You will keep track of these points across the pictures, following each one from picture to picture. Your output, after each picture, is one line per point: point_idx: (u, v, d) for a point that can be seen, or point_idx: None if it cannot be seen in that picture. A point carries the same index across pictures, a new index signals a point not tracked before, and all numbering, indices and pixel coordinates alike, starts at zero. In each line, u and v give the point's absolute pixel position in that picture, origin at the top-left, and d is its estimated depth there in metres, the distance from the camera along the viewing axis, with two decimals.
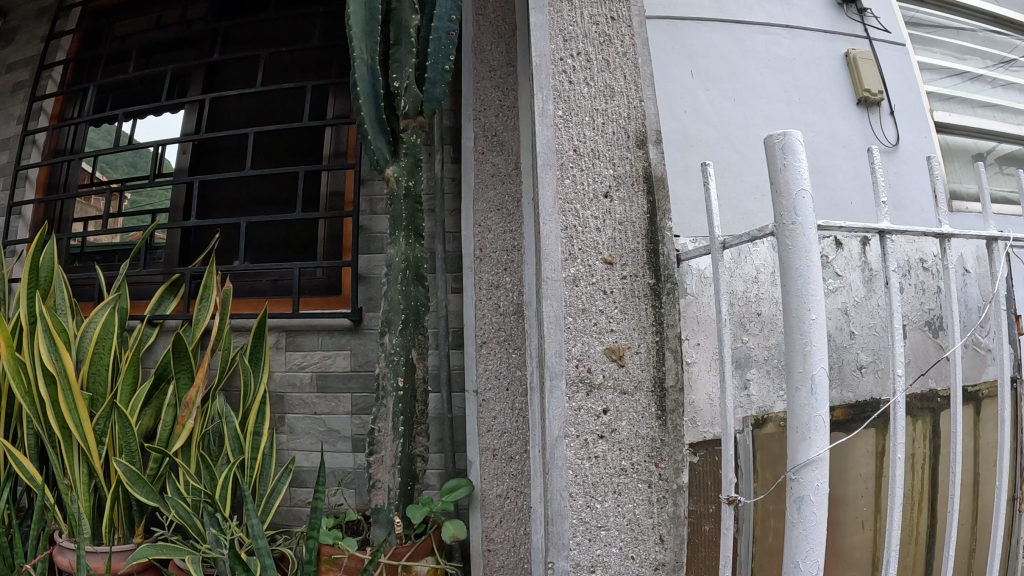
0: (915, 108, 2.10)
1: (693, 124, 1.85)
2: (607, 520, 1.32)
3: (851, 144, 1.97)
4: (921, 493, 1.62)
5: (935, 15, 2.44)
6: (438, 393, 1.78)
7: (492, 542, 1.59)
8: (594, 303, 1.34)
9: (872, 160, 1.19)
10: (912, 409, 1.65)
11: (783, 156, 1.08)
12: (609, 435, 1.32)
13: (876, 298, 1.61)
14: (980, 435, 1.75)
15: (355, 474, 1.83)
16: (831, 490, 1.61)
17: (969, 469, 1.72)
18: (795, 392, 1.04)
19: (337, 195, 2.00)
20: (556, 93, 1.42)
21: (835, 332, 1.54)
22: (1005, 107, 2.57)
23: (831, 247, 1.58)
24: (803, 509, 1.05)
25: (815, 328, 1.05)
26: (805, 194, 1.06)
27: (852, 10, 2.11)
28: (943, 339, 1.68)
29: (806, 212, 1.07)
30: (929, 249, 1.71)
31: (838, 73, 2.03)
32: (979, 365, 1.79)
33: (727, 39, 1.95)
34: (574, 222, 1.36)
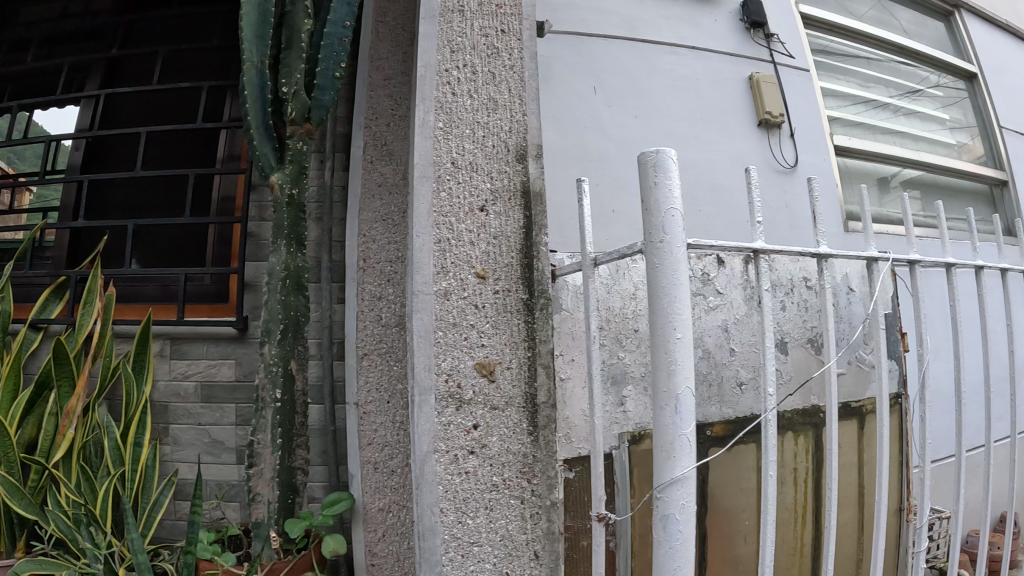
0: (815, 130, 2.10)
1: (592, 139, 1.83)
2: (479, 537, 1.33)
3: (751, 164, 1.96)
4: (797, 505, 1.57)
5: (845, 44, 2.47)
6: (317, 404, 1.73)
7: (375, 557, 1.57)
8: (464, 318, 1.33)
9: (749, 178, 1.12)
10: (794, 423, 1.61)
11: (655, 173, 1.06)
12: (479, 451, 1.33)
13: (779, 315, 1.55)
14: (863, 451, 1.73)
15: (238, 487, 1.79)
16: (715, 503, 1.61)
17: (853, 482, 1.69)
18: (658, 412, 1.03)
19: (227, 200, 1.92)
20: (438, 105, 1.41)
21: (719, 352, 1.50)
22: (907, 136, 2.62)
23: (712, 265, 1.51)
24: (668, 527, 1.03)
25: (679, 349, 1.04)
26: (675, 213, 1.04)
27: (759, 34, 2.10)
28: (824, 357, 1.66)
29: (675, 232, 1.05)
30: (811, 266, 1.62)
31: (741, 94, 2.03)
32: (862, 381, 1.78)
33: (633, 57, 1.94)
34: (448, 235, 1.35)
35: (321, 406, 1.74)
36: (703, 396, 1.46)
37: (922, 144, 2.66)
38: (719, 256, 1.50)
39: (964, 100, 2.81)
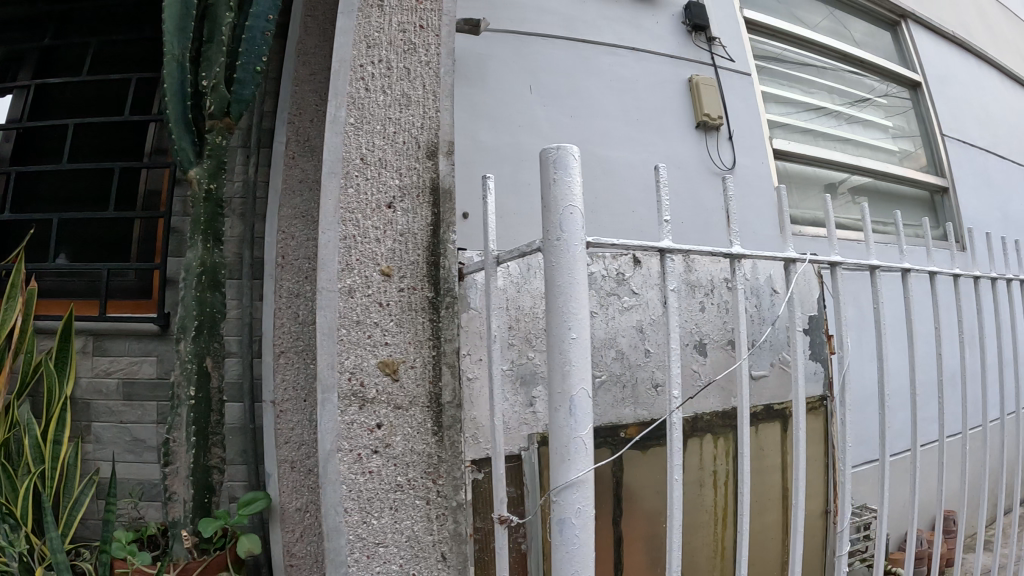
0: (754, 132, 2.11)
1: (525, 138, 1.80)
2: (384, 537, 1.31)
3: (686, 166, 1.96)
4: (716, 509, 1.54)
5: (783, 49, 2.55)
6: (235, 402, 1.71)
7: (292, 558, 1.56)
8: (368, 316, 1.31)
9: (656, 179, 1.01)
10: (714, 426, 1.55)
11: (556, 172, 1.04)
12: (383, 450, 1.32)
13: (698, 316, 1.51)
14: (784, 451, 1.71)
15: (154, 486, 1.78)
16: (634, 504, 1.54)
17: (777, 483, 1.67)
18: (554, 413, 1.02)
19: (152, 194, 1.94)
20: (349, 101, 1.37)
21: (635, 352, 1.47)
22: (850, 141, 2.78)
23: (629, 264, 1.47)
24: (565, 526, 1.03)
25: (575, 347, 1.03)
26: (574, 211, 1.03)
27: (700, 38, 2.10)
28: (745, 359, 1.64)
29: (573, 231, 1.04)
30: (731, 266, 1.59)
31: (680, 96, 2.02)
32: (785, 383, 1.71)
33: (571, 57, 1.90)
34: (354, 232, 1.32)
35: (239, 405, 1.73)
36: (619, 400, 1.45)
37: (863, 149, 2.83)
38: (634, 256, 1.45)
39: (906, 107, 3.01)
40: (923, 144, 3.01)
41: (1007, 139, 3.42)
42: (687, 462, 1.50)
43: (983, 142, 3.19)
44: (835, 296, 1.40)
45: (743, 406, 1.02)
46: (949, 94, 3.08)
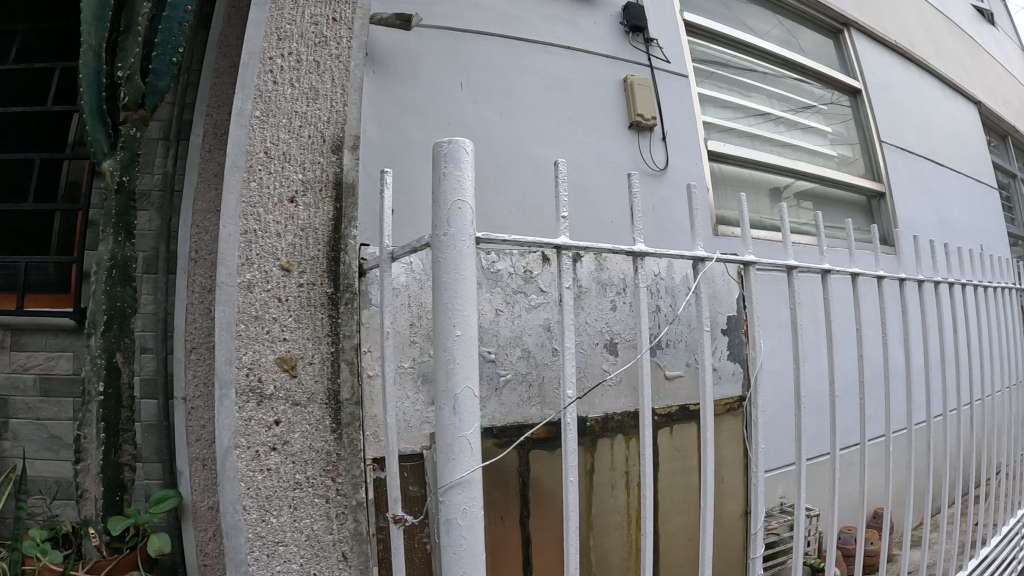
0: (687, 135, 2.13)
1: (454, 136, 1.75)
2: (284, 536, 1.26)
3: (618, 166, 1.96)
4: (628, 511, 1.55)
5: (725, 52, 2.54)
6: (148, 400, 1.68)
7: (206, 556, 1.45)
8: (267, 311, 1.28)
9: (555, 175, 1.00)
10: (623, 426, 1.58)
11: (449, 167, 1.01)
12: (281, 448, 1.27)
13: (609, 315, 1.54)
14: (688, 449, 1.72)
15: (64, 483, 1.77)
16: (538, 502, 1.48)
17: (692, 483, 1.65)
18: (437, 412, 0.97)
19: (73, 185, 1.99)
20: (258, 93, 1.34)
21: (540, 350, 1.49)
22: (790, 146, 2.77)
23: (536, 263, 1.48)
24: (451, 519, 0.98)
25: (460, 347, 0.98)
26: (462, 206, 0.99)
27: (638, 39, 2.10)
28: (661, 359, 1.61)
29: (461, 226, 1.00)
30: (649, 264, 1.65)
31: (613, 95, 2.01)
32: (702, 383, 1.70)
33: (505, 54, 1.87)
34: (255, 226, 1.29)
35: (150, 402, 1.70)
36: (524, 398, 1.48)
37: (801, 154, 2.81)
38: (543, 254, 1.47)
39: (847, 115, 3.02)
40: (861, 152, 3.01)
41: (942, 147, 3.49)
42: (600, 462, 1.53)
43: (919, 150, 3.25)
44: (746, 300, 1.35)
45: (645, 403, 1.08)
46: (888, 102, 3.14)
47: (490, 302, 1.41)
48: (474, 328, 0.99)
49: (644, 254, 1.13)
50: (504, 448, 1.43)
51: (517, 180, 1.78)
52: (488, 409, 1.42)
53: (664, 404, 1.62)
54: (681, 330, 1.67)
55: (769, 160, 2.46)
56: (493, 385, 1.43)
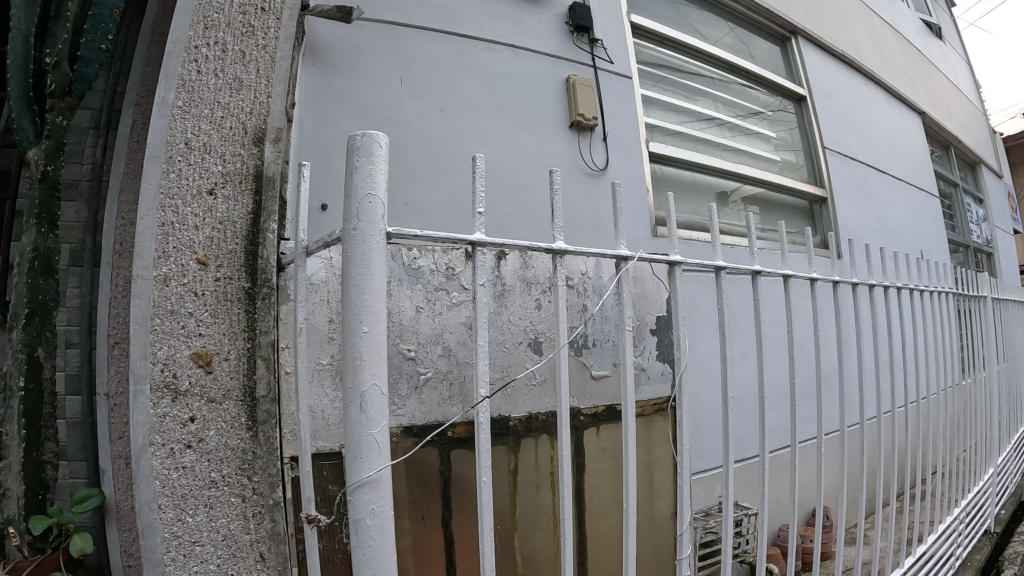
0: (628, 135, 2.15)
1: (391, 133, 1.71)
2: (200, 535, 1.20)
3: (557, 164, 1.96)
4: (552, 509, 1.65)
5: (670, 55, 2.55)
6: (71, 397, 1.64)
7: (130, 559, 1.39)
8: (183, 305, 1.23)
9: (474, 171, 0.90)
10: (540, 424, 1.67)
11: (362, 161, 0.90)
12: (196, 445, 1.21)
13: (534, 315, 1.68)
14: (609, 448, 1.74)
15: None
16: (464, 505, 1.53)
17: (613, 485, 1.72)
18: (342, 410, 0.86)
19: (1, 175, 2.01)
20: (180, 83, 1.32)
21: (462, 348, 1.59)
22: (736, 149, 2.76)
23: (460, 260, 1.61)
24: (360, 532, 0.86)
25: (369, 344, 0.87)
26: (373, 199, 0.89)
27: (583, 39, 2.11)
28: (586, 358, 1.73)
29: (372, 218, 0.90)
30: (576, 268, 1.75)
31: (556, 94, 2.01)
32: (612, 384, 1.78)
33: (447, 51, 1.85)
34: (173, 218, 1.25)
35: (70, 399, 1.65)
36: (446, 397, 1.55)
37: (744, 157, 2.80)
38: (465, 251, 1.59)
39: (793, 122, 3.05)
40: (804, 160, 3.03)
41: (885, 154, 3.55)
42: (523, 462, 1.63)
43: (864, 156, 3.31)
44: (671, 300, 1.29)
45: (562, 402, 1.08)
46: (834, 108, 3.19)
47: (412, 298, 1.51)
48: (381, 334, 0.88)
49: (563, 253, 1.07)
50: (427, 448, 1.48)
51: (454, 178, 1.77)
52: (408, 408, 1.50)
53: (590, 404, 1.72)
54: (608, 330, 1.79)
55: (713, 162, 2.46)
56: (415, 383, 1.50)
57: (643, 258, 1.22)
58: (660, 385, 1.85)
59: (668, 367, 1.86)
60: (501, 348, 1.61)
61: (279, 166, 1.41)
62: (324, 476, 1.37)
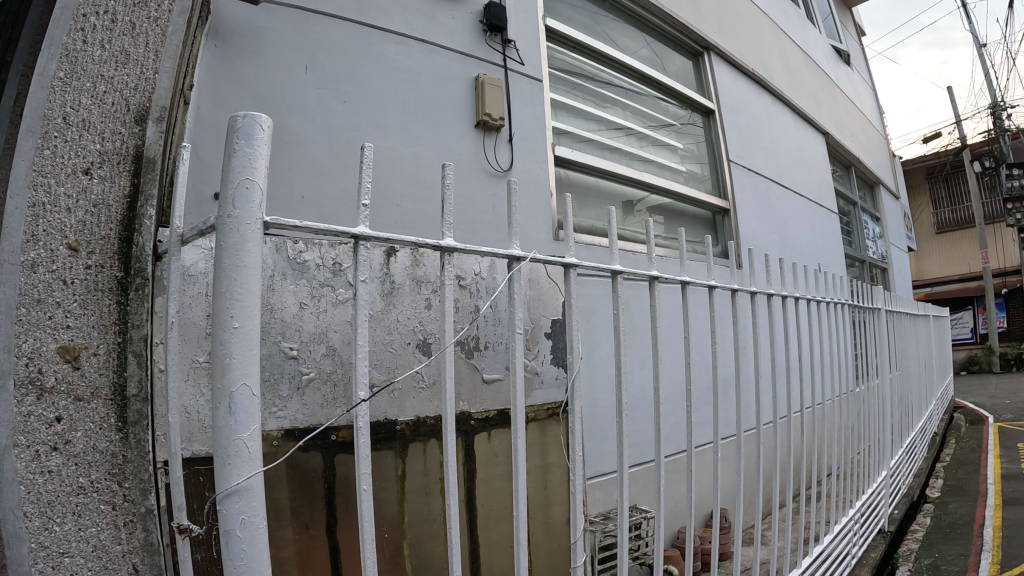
0: (534, 138, 2.16)
1: (290, 121, 1.62)
2: (69, 546, 0.97)
3: (461, 163, 1.94)
4: (442, 517, 1.65)
5: (582, 61, 2.58)
6: None
7: None
8: (50, 293, 0.98)
9: (362, 161, 0.82)
10: (423, 431, 1.66)
11: (240, 144, 0.81)
12: (64, 448, 0.97)
13: (424, 314, 1.74)
14: (499, 453, 1.74)
15: None
16: (348, 510, 1.51)
17: (503, 490, 1.72)
18: (216, 410, 0.74)
19: None
20: (63, 53, 1.07)
21: (347, 348, 1.64)
22: (643, 158, 2.79)
23: (347, 257, 1.67)
24: (230, 548, 0.74)
25: (235, 338, 0.76)
26: (251, 186, 0.79)
27: (496, 39, 2.11)
28: (478, 362, 1.75)
29: (246, 207, 0.79)
30: (469, 267, 1.77)
31: (463, 92, 1.99)
32: (501, 388, 1.80)
33: (357, 41, 1.79)
34: (44, 197, 1.01)
35: None
36: (329, 398, 1.59)
37: (651, 166, 2.83)
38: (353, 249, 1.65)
39: (700, 135, 3.14)
40: (709, 171, 3.13)
41: (789, 171, 3.67)
42: (411, 468, 1.61)
43: (768, 171, 3.42)
44: (567, 305, 1.16)
45: (448, 407, 0.94)
46: (741, 124, 3.29)
47: (296, 295, 1.54)
48: (255, 332, 0.77)
49: (453, 254, 0.99)
50: (308, 452, 1.46)
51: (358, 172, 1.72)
52: (290, 410, 1.52)
53: (481, 408, 1.73)
54: (500, 332, 1.83)
55: (619, 170, 2.48)
56: (296, 385, 1.53)
57: (542, 261, 1.13)
58: (555, 390, 1.89)
59: (562, 373, 1.90)
60: (386, 346, 1.64)
61: (161, 150, 1.20)
62: (201, 483, 1.36)
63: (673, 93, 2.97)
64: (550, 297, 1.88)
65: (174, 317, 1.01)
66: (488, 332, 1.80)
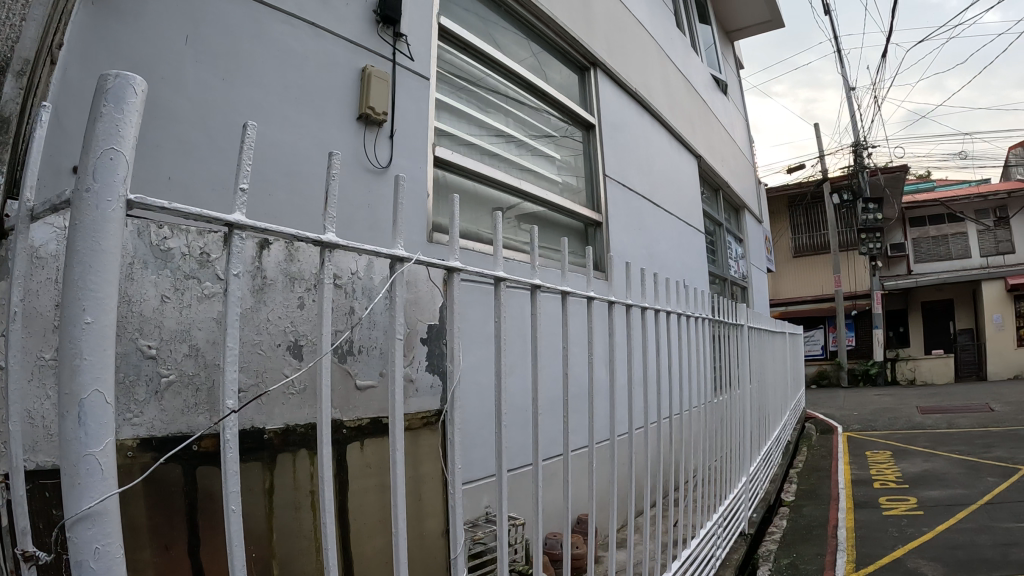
0: (414, 139, 2.09)
1: (163, 94, 1.48)
2: None
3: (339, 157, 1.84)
4: (314, 532, 1.54)
5: (470, 64, 2.56)
6: None
7: None
8: None
9: (243, 138, 0.77)
10: (295, 439, 1.55)
11: (109, 107, 0.72)
12: None
13: (297, 315, 1.62)
14: (373, 463, 1.65)
15: None
16: (213, 528, 1.36)
17: (377, 503, 1.63)
18: (62, 424, 0.66)
19: None
20: None
21: (212, 348, 1.48)
22: (520, 166, 2.79)
23: (217, 246, 1.50)
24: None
25: (91, 338, 0.67)
26: (117, 157, 0.70)
27: (387, 32, 2.03)
28: (352, 366, 1.66)
29: (111, 182, 0.70)
30: (346, 266, 1.67)
31: (348, 82, 1.90)
32: (378, 394, 1.72)
33: (243, 15, 1.67)
34: None
35: None
36: (190, 404, 1.42)
37: (527, 174, 2.84)
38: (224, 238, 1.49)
39: (579, 149, 3.20)
40: (585, 184, 3.19)
41: (659, 189, 3.83)
42: (280, 481, 1.49)
43: (641, 187, 3.57)
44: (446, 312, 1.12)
45: (323, 417, 0.92)
46: (616, 141, 3.40)
47: (157, 287, 1.38)
48: (110, 326, 0.69)
49: (334, 248, 0.95)
50: (169, 466, 1.30)
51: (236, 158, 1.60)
52: (147, 417, 1.34)
53: (354, 417, 1.63)
54: (376, 336, 1.75)
55: (497, 176, 2.47)
56: (154, 388, 1.36)
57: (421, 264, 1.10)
58: (428, 398, 1.82)
59: (437, 380, 1.84)
60: (257, 348, 1.52)
61: None
62: (48, 499, 1.19)
63: (556, 103, 3.03)
64: (426, 301, 1.80)
65: (20, 306, 0.79)
66: (362, 336, 1.71)
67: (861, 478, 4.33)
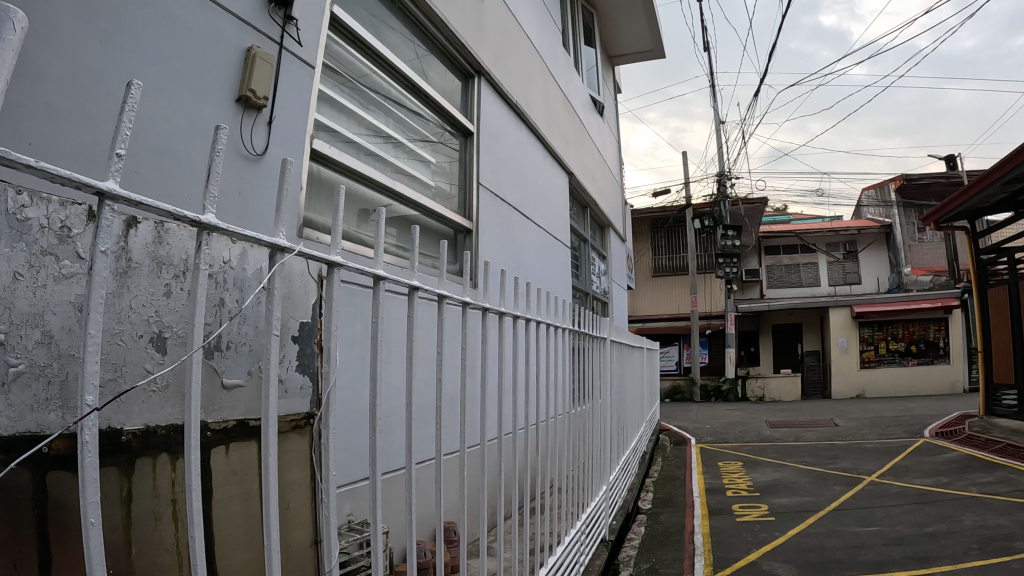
0: (291, 128, 2.00)
1: (32, 48, 1.34)
2: None
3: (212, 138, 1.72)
4: (176, 546, 1.40)
5: (358, 58, 2.49)
6: None
7: None
8: None
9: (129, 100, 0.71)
10: (162, 440, 1.42)
11: None
12: None
13: (161, 303, 1.46)
14: (238, 469, 1.53)
15: None
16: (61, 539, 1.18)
17: (241, 513, 1.52)
18: None
19: None
20: None
21: (66, 337, 1.28)
22: (395, 168, 2.72)
23: (78, 219, 1.32)
24: None
25: None
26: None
27: (277, 13, 1.96)
28: (218, 363, 1.53)
29: None
30: (219, 256, 1.54)
31: (231, 61, 1.80)
32: (251, 394, 1.62)
33: None
34: None
35: None
36: (42, 399, 1.23)
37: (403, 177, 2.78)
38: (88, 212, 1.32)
39: (453, 156, 3.22)
40: (458, 190, 3.23)
41: (529, 202, 3.98)
42: (139, 488, 1.34)
43: (512, 198, 3.69)
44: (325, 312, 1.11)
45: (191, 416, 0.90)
46: (489, 151, 3.48)
47: (9, 262, 1.17)
48: None
49: (210, 231, 0.90)
50: (19, 467, 1.12)
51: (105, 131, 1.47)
52: None
53: (219, 418, 1.50)
54: (245, 333, 1.62)
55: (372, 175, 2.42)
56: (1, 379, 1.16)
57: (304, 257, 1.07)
58: (297, 401, 1.74)
59: (307, 382, 1.76)
60: (121, 341, 1.35)
61: None
62: None
63: (438, 108, 3.04)
64: (299, 297, 1.68)
65: None
66: (232, 331, 1.58)
67: (716, 486, 4.87)
